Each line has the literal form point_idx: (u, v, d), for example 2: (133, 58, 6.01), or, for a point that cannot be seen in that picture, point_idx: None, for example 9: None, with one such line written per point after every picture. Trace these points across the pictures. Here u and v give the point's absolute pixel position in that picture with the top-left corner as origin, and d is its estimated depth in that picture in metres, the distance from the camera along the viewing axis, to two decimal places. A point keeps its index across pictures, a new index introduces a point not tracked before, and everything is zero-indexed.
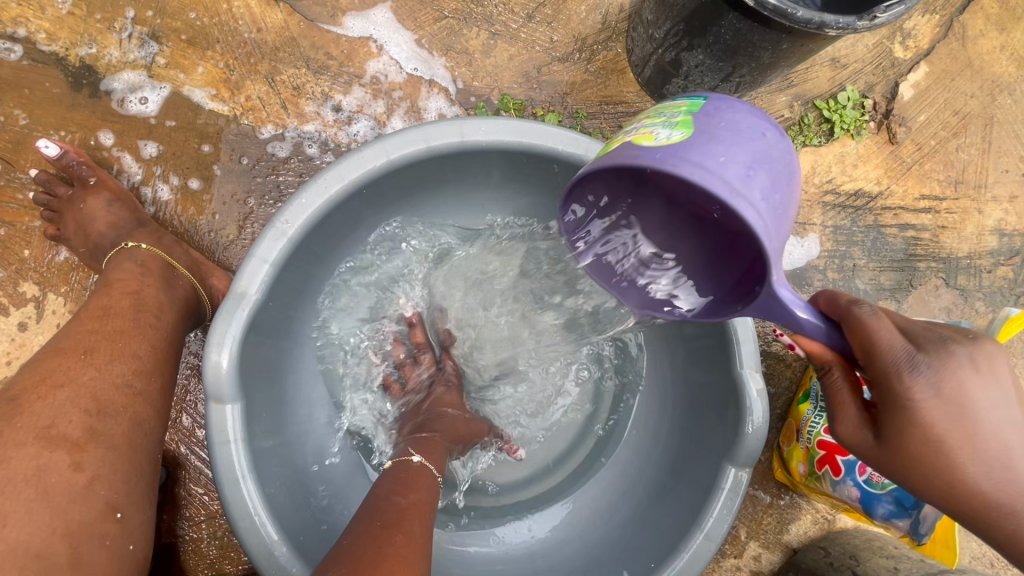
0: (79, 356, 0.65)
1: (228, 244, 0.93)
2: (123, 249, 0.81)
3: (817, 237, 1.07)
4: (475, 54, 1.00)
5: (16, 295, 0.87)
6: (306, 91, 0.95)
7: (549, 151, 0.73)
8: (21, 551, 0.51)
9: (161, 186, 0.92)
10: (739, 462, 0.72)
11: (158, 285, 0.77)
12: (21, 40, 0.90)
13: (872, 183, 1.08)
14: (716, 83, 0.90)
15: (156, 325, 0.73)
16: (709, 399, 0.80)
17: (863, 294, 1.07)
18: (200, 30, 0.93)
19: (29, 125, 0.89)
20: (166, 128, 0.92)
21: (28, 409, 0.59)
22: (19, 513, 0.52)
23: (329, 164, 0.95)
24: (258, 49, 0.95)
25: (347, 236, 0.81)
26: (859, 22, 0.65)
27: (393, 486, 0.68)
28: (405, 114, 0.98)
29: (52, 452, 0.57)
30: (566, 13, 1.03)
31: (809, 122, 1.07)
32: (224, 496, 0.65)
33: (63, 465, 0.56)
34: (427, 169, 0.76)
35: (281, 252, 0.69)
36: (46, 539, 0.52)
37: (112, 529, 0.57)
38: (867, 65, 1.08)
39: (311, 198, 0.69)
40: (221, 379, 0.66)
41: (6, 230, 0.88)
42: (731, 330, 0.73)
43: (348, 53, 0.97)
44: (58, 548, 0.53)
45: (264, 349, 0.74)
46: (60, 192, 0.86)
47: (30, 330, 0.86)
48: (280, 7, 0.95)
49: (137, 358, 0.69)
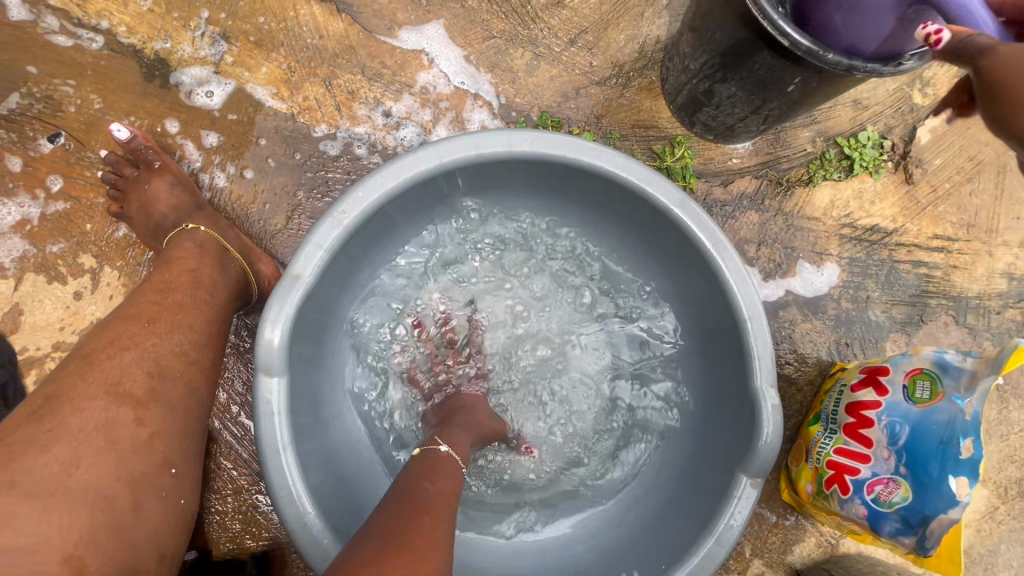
0: (143, 323, 0.69)
1: (275, 233, 0.98)
2: (184, 229, 0.86)
3: (835, 266, 1.11)
4: (519, 73, 1.07)
5: (75, 265, 0.92)
6: (359, 96, 1.01)
7: (590, 166, 0.78)
8: (90, 493, 0.54)
9: (218, 174, 0.98)
10: (751, 472, 0.75)
11: (214, 266, 0.82)
12: (103, 31, 0.97)
13: (887, 220, 1.13)
14: (744, 115, 0.95)
15: (210, 302, 0.78)
16: (724, 412, 0.83)
17: (874, 325, 1.11)
18: (267, 33, 1.00)
19: (103, 109, 0.96)
20: (228, 120, 0.98)
21: (98, 367, 0.63)
22: (90, 457, 0.56)
23: (377, 164, 1.00)
24: (319, 54, 1.01)
25: (393, 232, 0.86)
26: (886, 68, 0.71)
27: (421, 473, 0.72)
28: (450, 123, 1.04)
29: (119, 406, 0.60)
30: (606, 41, 1.09)
31: (830, 158, 1.12)
32: (265, 465, 0.69)
33: (128, 419, 0.60)
34: (474, 174, 0.81)
35: (336, 239, 0.74)
36: (113, 483, 0.56)
37: (168, 483, 0.61)
38: (887, 108, 1.14)
39: (368, 192, 0.74)
40: (273, 354, 0.70)
41: (72, 204, 0.93)
42: (750, 345, 0.78)
43: (401, 63, 1.03)
44: (122, 493, 0.56)
45: (311, 331, 0.79)
46: (127, 173, 0.92)
47: (85, 299, 0.91)
48: (342, 17, 1.02)
49: (193, 330, 0.73)
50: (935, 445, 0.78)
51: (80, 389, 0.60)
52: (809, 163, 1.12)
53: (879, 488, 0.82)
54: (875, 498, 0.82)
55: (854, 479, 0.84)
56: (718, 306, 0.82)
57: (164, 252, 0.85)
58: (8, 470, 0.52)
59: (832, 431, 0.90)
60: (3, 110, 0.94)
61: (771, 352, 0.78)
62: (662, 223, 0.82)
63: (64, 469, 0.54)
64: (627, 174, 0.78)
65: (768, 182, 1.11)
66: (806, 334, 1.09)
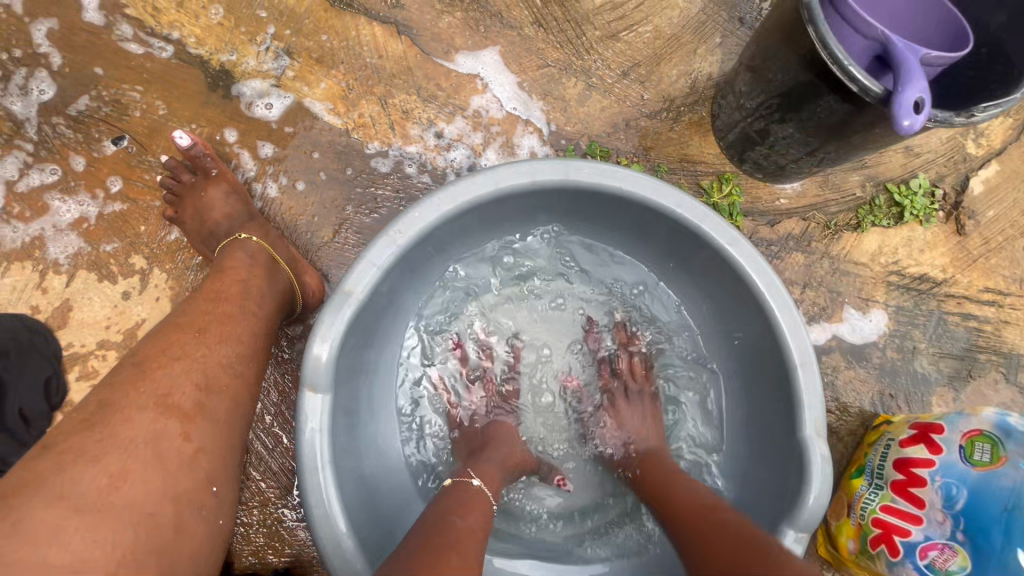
0: (193, 334, 0.70)
1: (321, 245, 0.99)
2: (237, 239, 0.87)
3: (882, 312, 1.09)
4: (570, 102, 1.08)
5: (127, 265, 0.94)
6: (412, 116, 1.03)
7: (644, 200, 0.78)
8: (135, 509, 0.53)
9: (270, 185, 1.00)
10: (798, 526, 0.72)
11: (263, 277, 0.83)
12: (173, 41, 1.00)
13: (937, 270, 1.10)
14: (798, 157, 0.95)
15: (257, 314, 0.78)
16: (770, 460, 0.81)
17: (920, 377, 1.07)
18: (328, 51, 1.03)
19: (166, 115, 0.98)
20: (284, 133, 1.00)
21: (150, 375, 0.63)
22: (139, 469, 0.55)
23: (425, 184, 1.01)
24: (377, 74, 1.03)
25: (441, 254, 0.86)
26: (957, 119, 0.71)
27: (451, 505, 0.69)
28: (500, 148, 1.05)
29: (167, 419, 0.60)
30: (658, 75, 1.10)
31: (880, 204, 1.10)
32: (303, 482, 0.68)
33: (175, 433, 0.60)
34: (526, 201, 0.81)
35: (389, 258, 0.74)
36: (158, 500, 0.55)
37: (210, 501, 0.60)
38: (939, 157, 1.12)
39: (423, 213, 0.75)
40: (319, 369, 0.70)
41: (128, 205, 0.95)
42: (800, 393, 0.75)
43: (456, 86, 1.05)
44: (165, 510, 0.55)
45: (357, 346, 0.79)
46: (183, 178, 0.93)
47: (133, 299, 0.92)
48: (401, 39, 1.04)
49: (241, 342, 0.73)
50: (998, 512, 0.74)
51: (131, 397, 0.61)
52: (858, 207, 1.10)
53: (935, 554, 0.78)
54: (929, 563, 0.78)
55: (904, 541, 0.80)
56: (767, 351, 0.80)
57: (215, 261, 0.86)
58: (58, 478, 0.52)
59: (877, 487, 0.86)
60: (71, 111, 0.97)
61: (822, 402, 0.75)
62: (714, 263, 0.81)
63: (111, 482, 0.53)
64: (682, 211, 0.77)
65: (815, 225, 1.09)
66: (850, 383, 1.06)
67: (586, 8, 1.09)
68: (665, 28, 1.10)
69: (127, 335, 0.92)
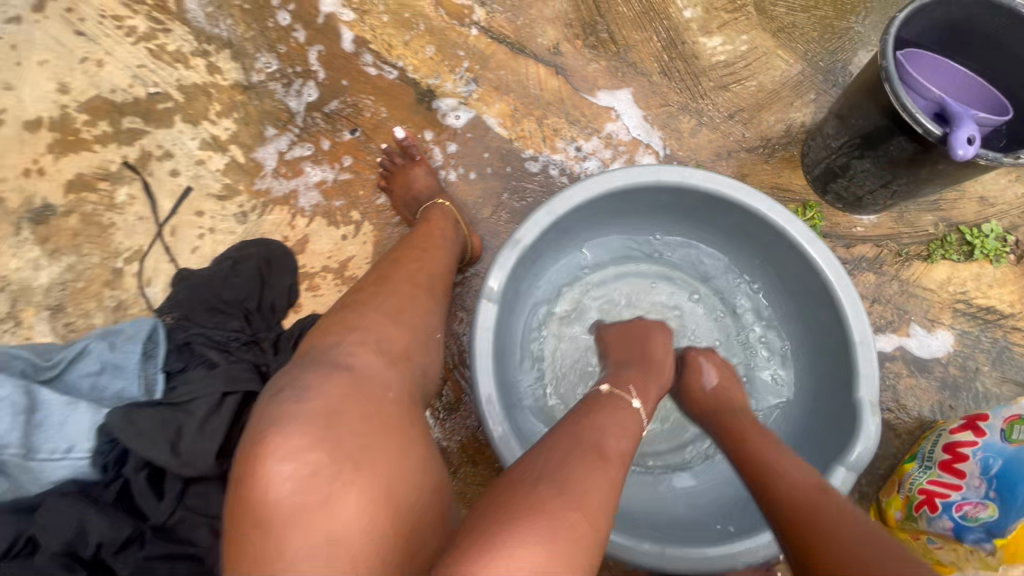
0: (418, 251, 1.01)
1: (482, 220, 1.32)
2: (434, 204, 1.22)
3: (949, 334, 1.24)
4: (684, 134, 1.36)
5: (347, 217, 1.31)
6: (560, 133, 1.35)
7: (742, 203, 1.04)
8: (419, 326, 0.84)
9: (451, 172, 1.35)
10: (847, 465, 0.93)
11: (450, 224, 1.14)
12: (399, 68, 1.39)
13: (1004, 304, 1.24)
14: (874, 188, 1.16)
15: (451, 247, 1.10)
16: (825, 422, 1.04)
17: (981, 395, 1.20)
18: (504, 81, 1.38)
19: (386, 117, 1.37)
20: (466, 137, 1.36)
21: (398, 265, 0.95)
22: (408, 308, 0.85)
23: (564, 183, 1.33)
24: (537, 101, 1.38)
25: (576, 229, 1.14)
26: (1006, 158, 0.91)
27: (590, 407, 0.82)
28: (624, 163, 1.35)
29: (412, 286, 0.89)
30: (759, 119, 1.36)
31: (951, 241, 1.26)
32: (475, 364, 0.97)
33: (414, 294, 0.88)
34: (649, 194, 1.09)
35: (545, 221, 1.03)
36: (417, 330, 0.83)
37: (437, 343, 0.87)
38: (1012, 208, 1.28)
39: (575, 192, 1.03)
40: (493, 290, 1.00)
41: (353, 176, 1.33)
42: (858, 366, 0.97)
43: (595, 115, 1.37)
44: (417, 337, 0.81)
45: (516, 286, 1.09)
46: (396, 161, 1.29)
47: (349, 240, 1.29)
48: (558, 78, 1.38)
49: (445, 261, 1.04)
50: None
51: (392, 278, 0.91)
52: (930, 242, 1.27)
53: (967, 507, 0.94)
54: (963, 516, 0.94)
55: (943, 502, 0.96)
56: (832, 335, 1.05)
57: (418, 218, 1.20)
58: (381, 300, 0.84)
59: (926, 467, 1.02)
60: (324, 108, 1.37)
61: (875, 375, 0.97)
62: (794, 256, 1.05)
63: (397, 310, 0.83)
64: (771, 213, 1.03)
65: (887, 252, 1.28)
66: (909, 389, 1.21)
67: (704, 64, 1.38)
68: (768, 84, 1.37)
69: (342, 264, 1.28)
